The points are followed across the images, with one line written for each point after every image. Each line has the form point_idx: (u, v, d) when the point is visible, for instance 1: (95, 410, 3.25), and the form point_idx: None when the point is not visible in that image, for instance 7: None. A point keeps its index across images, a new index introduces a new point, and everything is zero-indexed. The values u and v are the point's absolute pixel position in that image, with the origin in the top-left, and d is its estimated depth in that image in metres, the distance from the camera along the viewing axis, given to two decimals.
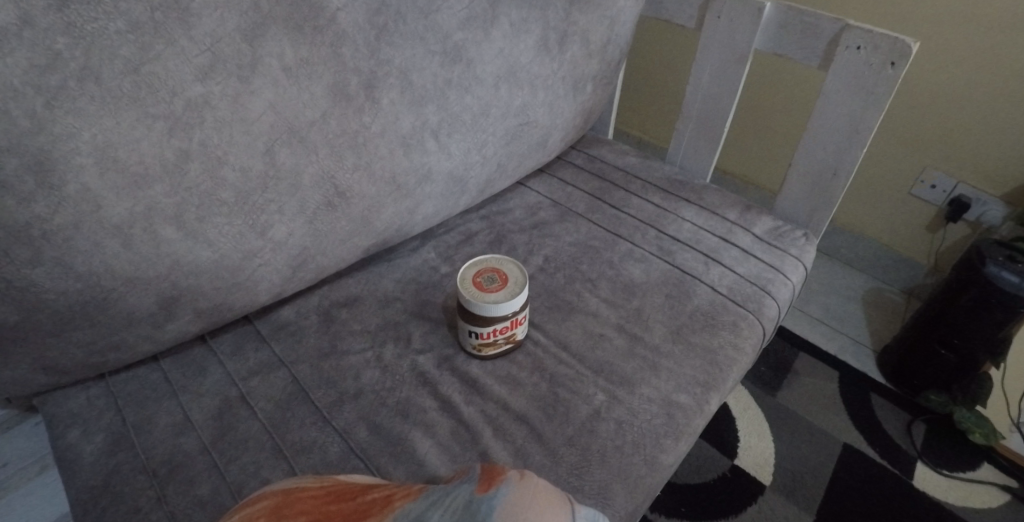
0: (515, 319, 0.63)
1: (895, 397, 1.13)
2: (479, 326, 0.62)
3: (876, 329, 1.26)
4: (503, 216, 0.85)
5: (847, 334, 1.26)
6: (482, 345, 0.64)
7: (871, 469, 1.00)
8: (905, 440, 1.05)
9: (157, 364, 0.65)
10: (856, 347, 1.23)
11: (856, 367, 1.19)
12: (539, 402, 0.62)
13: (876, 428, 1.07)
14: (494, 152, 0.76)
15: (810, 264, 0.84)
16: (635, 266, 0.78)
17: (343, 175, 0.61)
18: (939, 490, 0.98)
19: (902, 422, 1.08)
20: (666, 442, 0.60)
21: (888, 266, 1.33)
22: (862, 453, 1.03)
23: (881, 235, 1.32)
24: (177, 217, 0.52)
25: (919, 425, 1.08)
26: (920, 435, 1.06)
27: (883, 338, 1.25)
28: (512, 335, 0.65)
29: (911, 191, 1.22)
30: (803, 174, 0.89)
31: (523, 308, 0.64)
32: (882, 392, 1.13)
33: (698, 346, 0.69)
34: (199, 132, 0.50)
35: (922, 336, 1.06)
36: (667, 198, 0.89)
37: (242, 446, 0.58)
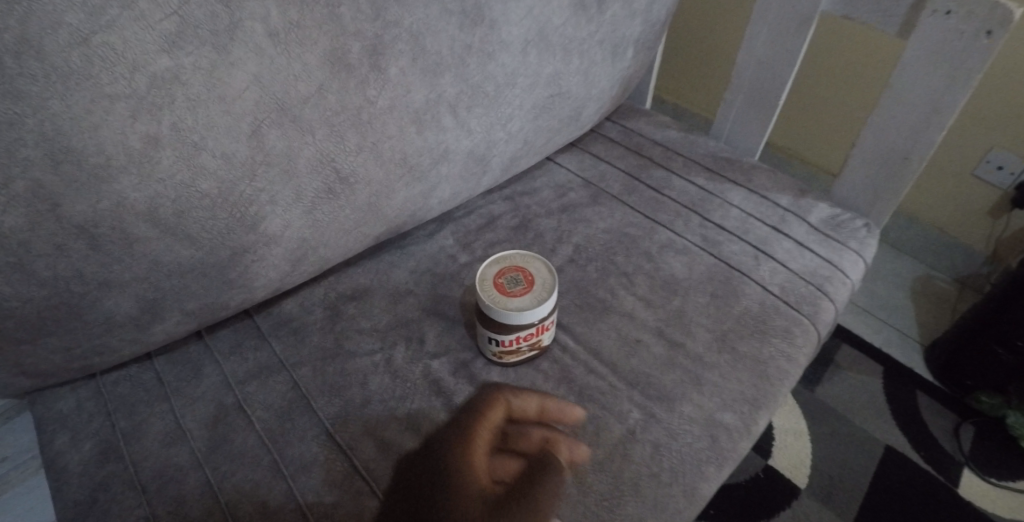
0: (541, 327, 0.56)
1: (942, 396, 1.04)
2: (500, 334, 0.55)
3: (926, 320, 1.16)
4: (528, 197, 0.77)
5: (891, 325, 1.16)
6: (502, 352, 0.57)
7: (915, 474, 0.93)
8: (952, 443, 0.98)
9: (151, 363, 0.60)
10: (902, 340, 1.13)
11: (901, 362, 1.10)
12: (566, 419, 0.55)
13: (921, 430, 0.99)
14: (520, 128, 0.67)
15: (871, 259, 0.74)
16: (676, 259, 0.69)
17: (345, 159, 0.52)
18: (988, 500, 0.91)
19: (950, 424, 1.00)
20: (709, 469, 0.53)
21: (941, 252, 1.22)
22: (906, 455, 0.96)
23: (937, 219, 1.20)
24: (151, 213, 0.44)
25: (968, 427, 1.00)
26: (968, 439, 0.98)
27: (931, 330, 1.14)
28: (537, 342, 0.57)
29: (974, 172, 1.09)
30: (867, 158, 0.78)
31: (551, 315, 0.56)
32: (929, 391, 1.05)
33: (746, 356, 0.61)
34: (169, 115, 0.42)
35: (977, 334, 0.95)
36: (712, 179, 0.79)
37: (237, 462, 0.53)
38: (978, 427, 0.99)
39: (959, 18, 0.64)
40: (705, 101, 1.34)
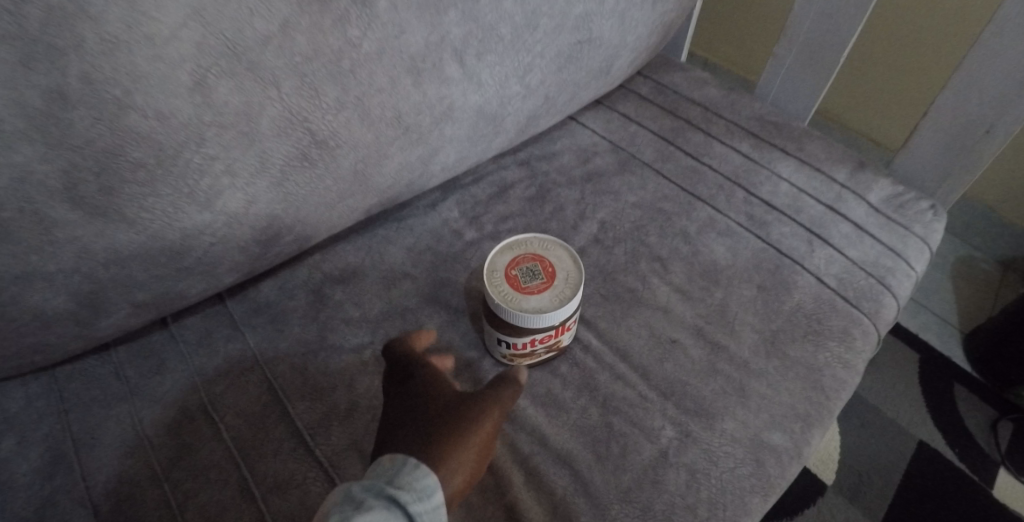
0: (561, 329, 0.47)
1: (980, 388, 0.95)
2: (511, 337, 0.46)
3: (964, 305, 1.05)
4: (546, 163, 0.66)
5: (929, 309, 1.06)
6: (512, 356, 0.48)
7: (950, 472, 0.86)
8: (987, 440, 0.90)
9: (110, 355, 0.52)
10: (940, 326, 1.03)
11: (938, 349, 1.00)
12: (588, 435, 0.47)
13: (955, 424, 0.92)
14: (541, 81, 0.56)
15: (937, 246, 0.63)
16: (717, 241, 0.59)
17: (321, 118, 0.42)
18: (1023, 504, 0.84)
19: (986, 419, 0.92)
20: (754, 501, 0.45)
21: (985, 231, 1.09)
22: (940, 452, 0.88)
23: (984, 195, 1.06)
24: (70, 190, 0.35)
25: (1006, 423, 0.92)
26: (1006, 436, 0.90)
27: (971, 317, 1.04)
28: (555, 344, 0.49)
29: None
30: (939, 126, 0.65)
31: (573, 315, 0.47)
32: (967, 382, 0.96)
33: (797, 362, 0.52)
34: (79, 62, 0.32)
35: None
36: (759, 146, 0.68)
37: (202, 478, 0.45)
38: (1017, 424, 0.91)
39: None
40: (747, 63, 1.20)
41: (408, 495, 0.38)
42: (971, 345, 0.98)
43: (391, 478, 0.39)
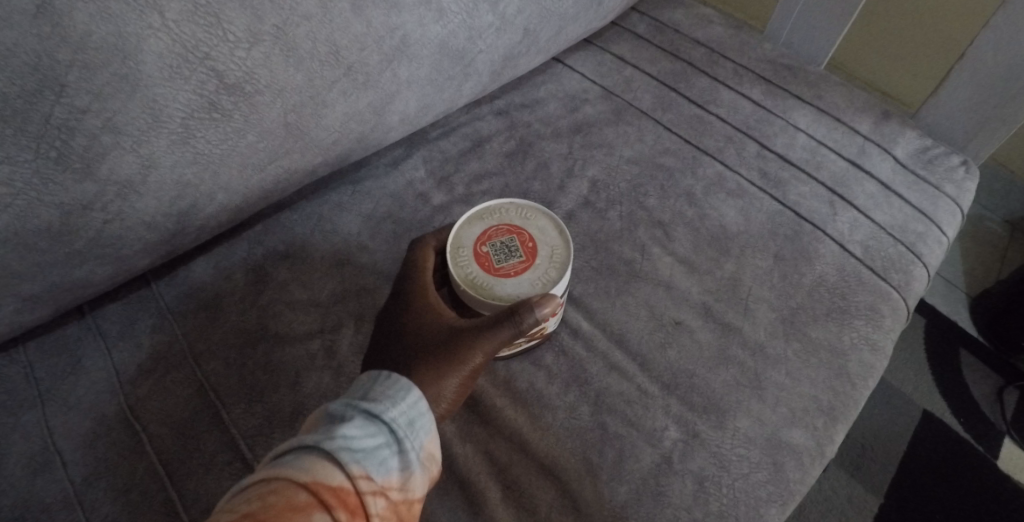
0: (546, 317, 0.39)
1: (986, 353, 0.90)
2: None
3: (971, 267, 0.98)
4: (528, 112, 0.57)
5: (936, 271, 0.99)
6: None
7: (957, 443, 0.82)
8: (993, 410, 0.85)
9: (17, 352, 0.43)
10: (948, 288, 0.97)
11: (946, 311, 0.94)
12: (576, 439, 0.40)
13: (963, 391, 0.87)
14: (516, 10, 0.46)
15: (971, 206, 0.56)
16: (726, 203, 0.51)
17: (229, 53, 0.33)
18: None
19: (993, 386, 0.87)
20: (771, 513, 0.39)
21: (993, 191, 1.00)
22: (947, 422, 0.84)
23: None
24: None
25: (1012, 391, 0.87)
26: (1012, 405, 0.86)
27: (979, 280, 0.97)
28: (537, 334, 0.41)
29: None
30: (979, 68, 0.56)
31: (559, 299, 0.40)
32: (973, 348, 0.91)
33: (819, 345, 0.45)
34: None
35: None
36: (771, 92, 0.58)
37: (121, 500, 0.38)
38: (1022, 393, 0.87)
39: None
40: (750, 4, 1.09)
41: (383, 404, 0.33)
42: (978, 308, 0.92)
43: (363, 390, 0.34)
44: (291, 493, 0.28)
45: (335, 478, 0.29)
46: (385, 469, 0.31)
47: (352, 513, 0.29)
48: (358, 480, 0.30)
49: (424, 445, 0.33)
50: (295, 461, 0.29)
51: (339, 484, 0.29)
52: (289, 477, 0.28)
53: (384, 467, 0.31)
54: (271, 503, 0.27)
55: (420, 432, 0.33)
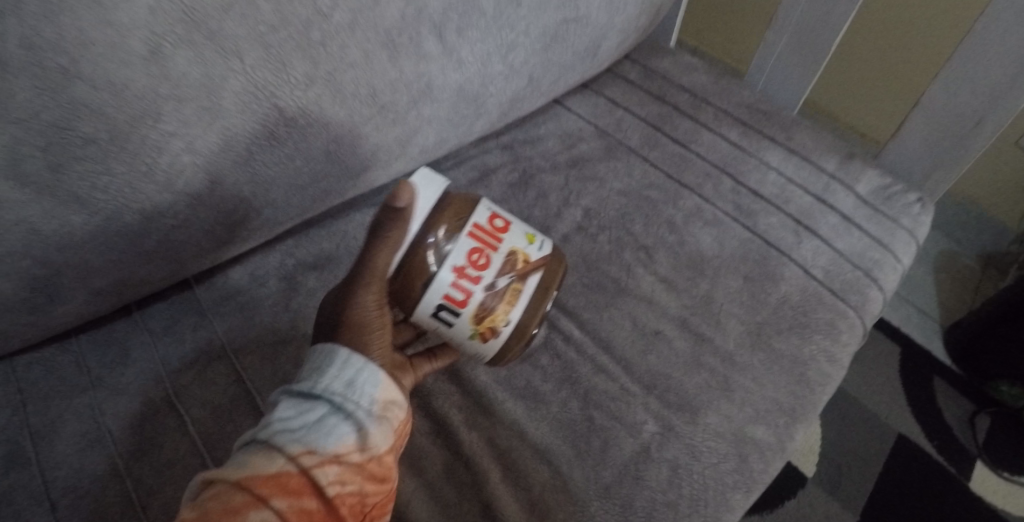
0: (486, 240, 0.42)
1: (958, 380, 0.96)
2: (438, 298, 0.40)
3: (946, 298, 1.04)
4: (530, 148, 0.64)
5: (913, 301, 1.04)
6: (483, 322, 0.41)
7: (929, 465, 0.87)
8: (966, 433, 0.91)
9: (76, 344, 0.49)
10: (923, 319, 1.02)
11: (921, 343, 0.99)
12: (567, 430, 0.45)
13: (937, 416, 0.92)
14: (524, 60, 0.54)
15: (925, 240, 0.63)
16: (703, 231, 0.58)
17: (290, 92, 0.40)
18: (997, 495, 0.86)
19: (967, 411, 0.93)
20: (735, 497, 0.44)
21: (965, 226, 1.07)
22: (920, 445, 0.89)
23: None
24: (16, 165, 0.32)
25: (984, 417, 0.92)
26: (983, 428, 0.91)
27: (952, 310, 1.03)
28: (523, 267, 0.43)
29: None
30: (930, 118, 0.64)
31: (482, 216, 0.43)
32: (946, 376, 0.96)
33: (782, 355, 0.51)
34: (19, 24, 0.29)
35: (1007, 317, 0.85)
36: (747, 134, 0.66)
37: (166, 473, 0.43)
38: (995, 416, 0.92)
39: None
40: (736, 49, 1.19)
41: (316, 382, 0.37)
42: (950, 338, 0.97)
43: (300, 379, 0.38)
44: (230, 494, 0.31)
45: (279, 461, 0.34)
46: (333, 438, 0.36)
47: (299, 492, 0.33)
48: (303, 454, 0.34)
49: (366, 403, 0.37)
50: (238, 462, 0.34)
51: (279, 466, 0.33)
52: (229, 479, 0.32)
53: (330, 437, 0.35)
54: (211, 506, 0.31)
55: (360, 391, 0.38)
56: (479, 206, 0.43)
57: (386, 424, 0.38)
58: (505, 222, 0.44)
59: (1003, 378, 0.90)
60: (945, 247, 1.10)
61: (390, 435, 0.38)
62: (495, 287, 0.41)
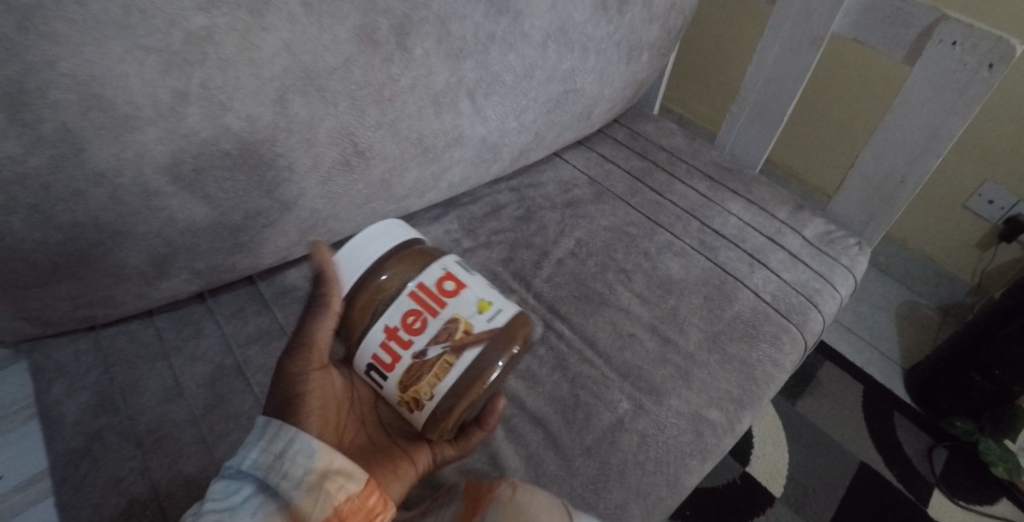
0: (425, 305, 0.45)
1: (919, 418, 1.08)
2: (369, 356, 0.45)
3: (907, 342, 1.22)
4: (534, 190, 0.78)
5: (876, 346, 1.21)
6: (411, 389, 0.44)
7: (889, 491, 0.96)
8: (925, 465, 1.01)
9: (151, 320, 0.61)
10: (885, 362, 1.18)
11: (883, 381, 1.15)
12: (558, 404, 0.56)
13: (894, 449, 1.03)
14: (533, 120, 0.69)
15: (861, 277, 0.76)
16: (673, 260, 0.71)
17: (364, 132, 0.54)
18: (955, 520, 0.95)
19: (924, 446, 1.04)
20: (692, 463, 0.55)
21: (930, 283, 1.30)
22: (881, 473, 0.99)
23: (925, 247, 1.29)
24: (173, 168, 0.45)
25: (941, 451, 1.04)
26: (940, 461, 1.02)
27: (913, 354, 1.20)
28: (460, 340, 0.43)
29: (966, 204, 1.19)
30: (862, 180, 0.79)
31: (431, 278, 0.45)
32: (906, 413, 1.09)
33: (735, 357, 0.63)
34: (200, 72, 0.43)
35: (960, 361, 1.01)
36: (713, 188, 0.81)
37: (233, 422, 0.54)
38: (950, 451, 1.04)
39: (963, 50, 0.65)
40: (709, 114, 1.47)
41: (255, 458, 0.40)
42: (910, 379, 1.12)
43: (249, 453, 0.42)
44: None
45: None
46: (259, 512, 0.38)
47: None
48: None
49: (297, 475, 0.39)
50: None
51: None
52: None
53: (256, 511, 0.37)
54: None
55: (292, 463, 0.40)
56: (433, 268, 0.46)
57: (317, 496, 0.39)
58: (459, 285, 0.45)
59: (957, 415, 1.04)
60: (908, 298, 1.32)
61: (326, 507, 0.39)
62: (423, 356, 0.43)
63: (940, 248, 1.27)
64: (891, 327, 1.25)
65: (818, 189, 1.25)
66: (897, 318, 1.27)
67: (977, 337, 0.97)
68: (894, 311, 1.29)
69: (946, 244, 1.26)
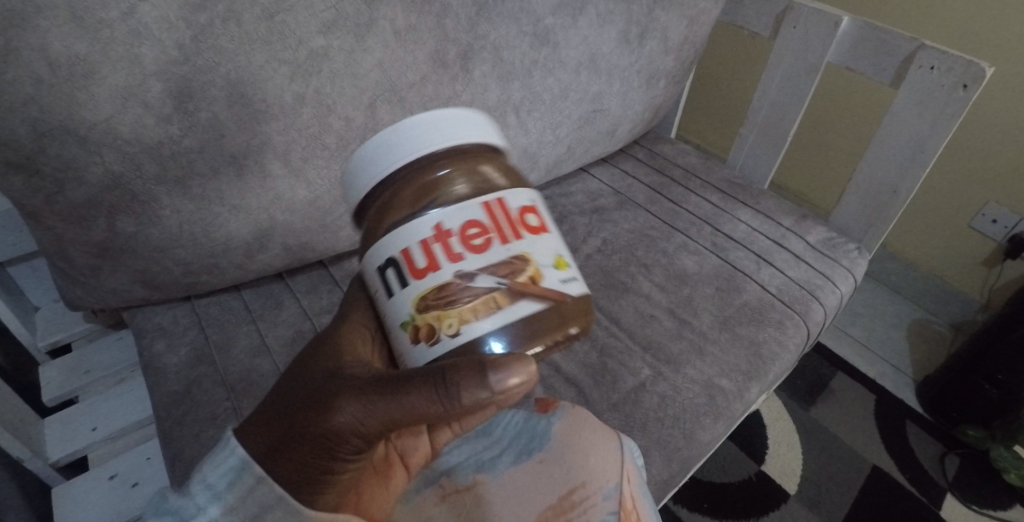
0: (500, 224, 0.39)
1: (932, 427, 1.14)
2: (401, 247, 0.38)
3: (918, 357, 1.29)
4: (565, 199, 0.89)
5: (887, 360, 1.28)
6: (432, 313, 0.37)
7: (900, 493, 1.02)
8: (937, 471, 1.07)
9: (239, 293, 0.71)
10: (896, 375, 1.24)
11: (895, 393, 1.21)
12: (588, 368, 0.65)
13: (904, 455, 1.08)
14: (567, 134, 0.81)
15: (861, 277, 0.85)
16: (688, 257, 0.80)
17: None
18: None
19: (936, 453, 1.09)
20: (706, 421, 0.63)
21: (942, 301, 1.37)
22: (892, 477, 1.04)
23: (935, 267, 1.37)
24: (285, 155, 0.57)
25: (953, 458, 1.09)
26: (952, 467, 1.08)
27: (923, 368, 1.27)
28: (521, 283, 0.38)
29: (971, 224, 1.27)
30: (859, 192, 0.89)
31: (516, 205, 0.40)
32: (919, 422, 1.15)
33: (743, 337, 0.71)
34: (316, 80, 0.56)
35: (968, 369, 1.08)
36: (725, 199, 0.91)
37: None
38: (962, 458, 1.09)
39: (940, 74, 0.75)
40: (719, 141, 1.60)
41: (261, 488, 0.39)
42: (922, 390, 1.19)
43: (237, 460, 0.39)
44: None
45: None
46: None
47: None
48: None
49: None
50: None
51: None
52: None
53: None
54: None
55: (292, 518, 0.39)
56: (521, 196, 0.41)
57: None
58: (540, 226, 0.41)
59: (969, 424, 1.10)
60: (920, 316, 1.40)
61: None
62: (470, 280, 0.37)
63: (951, 268, 1.34)
64: (902, 344, 1.32)
65: (819, 205, 1.42)
66: (907, 335, 1.34)
67: (986, 345, 1.04)
68: (904, 329, 1.36)
69: (958, 264, 1.33)
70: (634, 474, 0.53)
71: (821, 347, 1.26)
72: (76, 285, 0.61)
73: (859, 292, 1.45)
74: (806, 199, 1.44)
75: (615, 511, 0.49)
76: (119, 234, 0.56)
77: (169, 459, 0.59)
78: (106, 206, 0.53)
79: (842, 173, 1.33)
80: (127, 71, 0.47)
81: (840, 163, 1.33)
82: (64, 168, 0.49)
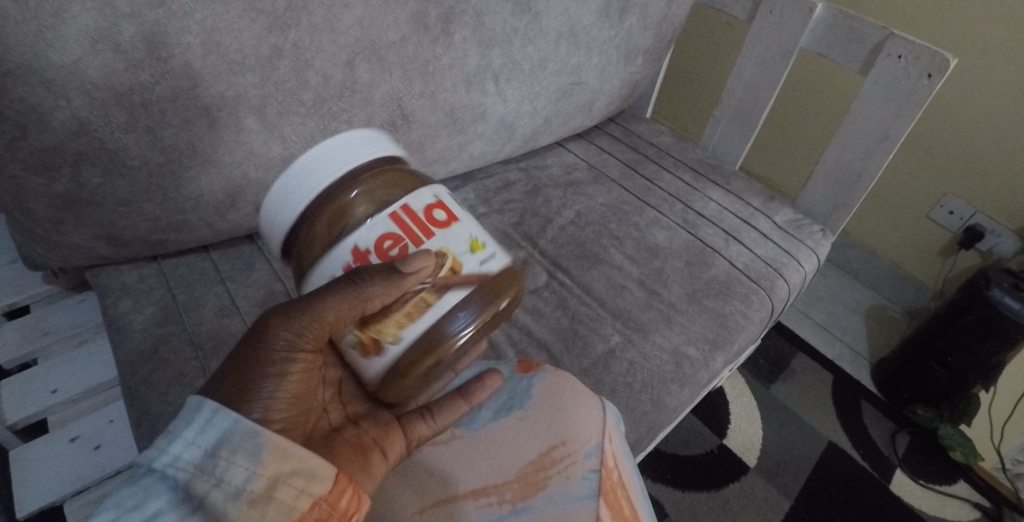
0: (410, 231, 0.45)
1: (885, 407, 1.20)
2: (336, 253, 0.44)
3: (874, 340, 1.35)
4: (540, 171, 0.89)
5: (846, 343, 1.33)
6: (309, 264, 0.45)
7: (854, 467, 1.07)
8: (889, 448, 1.12)
9: (207, 254, 0.70)
10: (853, 356, 1.30)
11: (852, 374, 1.26)
12: (560, 334, 0.67)
13: (859, 432, 1.13)
14: (544, 106, 0.81)
15: (824, 257, 0.88)
16: (660, 232, 0.82)
17: (409, 100, 0.66)
18: (914, 496, 1.06)
19: (888, 431, 1.15)
20: (672, 386, 0.65)
21: (898, 288, 1.43)
22: (846, 452, 1.09)
23: (893, 255, 1.43)
24: (260, 108, 0.57)
25: (903, 435, 1.15)
26: (903, 445, 1.13)
27: (879, 350, 1.32)
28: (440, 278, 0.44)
29: (929, 214, 1.32)
30: (825, 175, 0.92)
31: (422, 207, 0.46)
32: (872, 400, 1.20)
33: (710, 308, 0.73)
34: (294, 33, 0.55)
35: (921, 352, 1.13)
36: (697, 178, 0.93)
37: None
38: (911, 436, 1.15)
39: (908, 62, 0.78)
40: (694, 125, 1.63)
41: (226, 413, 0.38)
42: (876, 371, 1.24)
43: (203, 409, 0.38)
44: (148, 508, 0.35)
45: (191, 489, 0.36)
46: (240, 476, 0.37)
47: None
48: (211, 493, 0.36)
49: (236, 483, 0.36)
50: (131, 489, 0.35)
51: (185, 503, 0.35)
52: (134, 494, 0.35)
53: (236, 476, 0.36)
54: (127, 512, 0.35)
55: (259, 446, 0.38)
56: (425, 196, 0.46)
57: (262, 507, 0.36)
58: (448, 219, 0.47)
59: (919, 404, 1.15)
60: (878, 302, 1.46)
61: (279, 514, 0.37)
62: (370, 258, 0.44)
63: (909, 256, 1.40)
64: (860, 328, 1.37)
65: (785, 192, 1.48)
66: (865, 320, 1.40)
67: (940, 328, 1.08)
68: (862, 314, 1.42)
69: (914, 253, 1.39)
70: (614, 435, 0.55)
71: (783, 328, 1.30)
72: (34, 240, 0.59)
73: (822, 277, 1.50)
74: (773, 185, 1.49)
75: (596, 468, 0.51)
76: (85, 184, 0.54)
77: (133, 415, 0.58)
78: (70, 154, 0.52)
79: (808, 157, 1.38)
80: (98, 11, 0.46)
81: (807, 148, 1.37)
82: (26, 110, 0.48)
